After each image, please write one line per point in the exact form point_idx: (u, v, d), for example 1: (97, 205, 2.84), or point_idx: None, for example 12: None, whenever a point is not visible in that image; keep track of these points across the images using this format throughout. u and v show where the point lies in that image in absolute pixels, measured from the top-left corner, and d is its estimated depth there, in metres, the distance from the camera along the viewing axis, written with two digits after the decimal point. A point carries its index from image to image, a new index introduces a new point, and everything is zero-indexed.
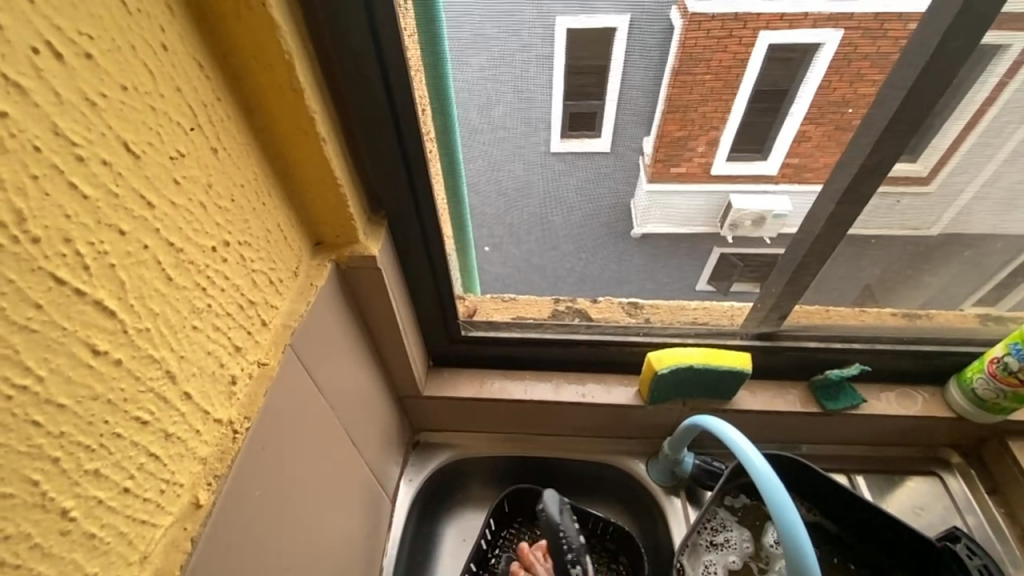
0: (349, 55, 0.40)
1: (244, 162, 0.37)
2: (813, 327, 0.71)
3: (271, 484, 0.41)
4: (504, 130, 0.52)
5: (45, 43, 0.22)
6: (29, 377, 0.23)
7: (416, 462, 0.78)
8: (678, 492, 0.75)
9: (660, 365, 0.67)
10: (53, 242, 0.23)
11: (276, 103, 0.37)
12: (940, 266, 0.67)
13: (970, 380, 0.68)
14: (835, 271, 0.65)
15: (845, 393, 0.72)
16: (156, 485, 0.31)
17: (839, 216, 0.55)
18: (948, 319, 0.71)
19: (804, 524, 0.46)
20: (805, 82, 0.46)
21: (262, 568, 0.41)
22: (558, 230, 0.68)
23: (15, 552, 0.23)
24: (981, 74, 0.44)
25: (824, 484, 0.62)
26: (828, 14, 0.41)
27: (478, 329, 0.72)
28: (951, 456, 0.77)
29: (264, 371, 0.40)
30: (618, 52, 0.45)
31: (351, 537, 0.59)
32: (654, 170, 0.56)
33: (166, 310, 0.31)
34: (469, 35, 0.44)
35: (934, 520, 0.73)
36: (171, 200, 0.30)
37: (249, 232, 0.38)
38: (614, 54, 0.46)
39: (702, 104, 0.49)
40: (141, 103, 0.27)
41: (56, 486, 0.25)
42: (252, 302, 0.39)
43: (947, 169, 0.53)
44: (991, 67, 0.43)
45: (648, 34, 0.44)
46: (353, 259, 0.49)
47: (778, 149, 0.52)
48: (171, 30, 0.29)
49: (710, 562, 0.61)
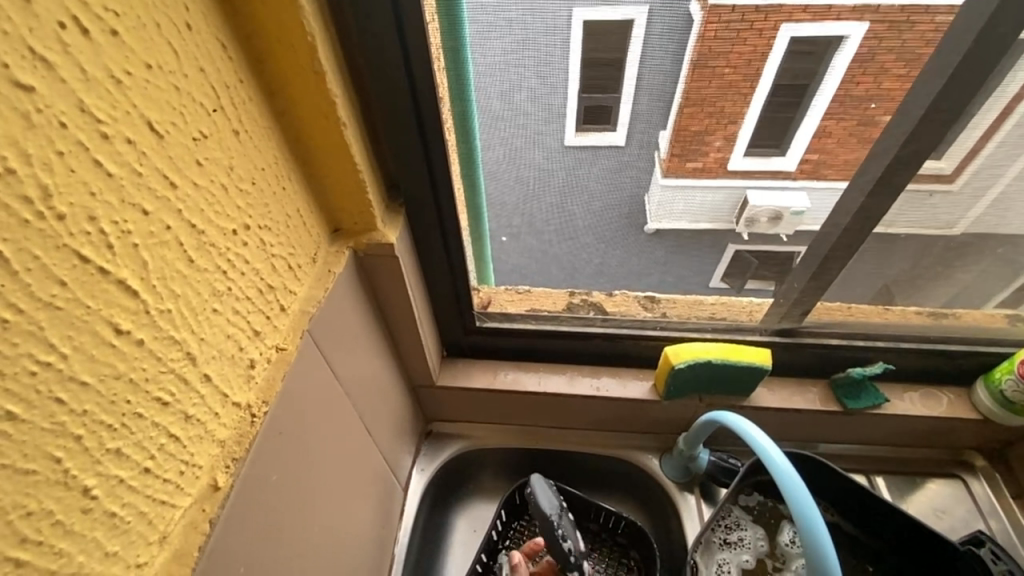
0: (370, 37, 0.39)
1: (265, 145, 0.37)
2: (835, 324, 0.69)
3: (288, 469, 0.41)
4: (524, 117, 0.50)
5: (71, 18, 0.22)
6: (53, 355, 0.23)
7: (429, 452, 0.78)
8: (692, 489, 0.74)
9: (677, 360, 0.66)
10: (78, 219, 0.23)
11: (298, 86, 0.37)
12: (972, 264, 0.64)
13: (998, 381, 0.67)
14: (861, 267, 0.63)
15: (868, 393, 0.71)
16: (176, 466, 0.31)
17: (869, 210, 0.53)
18: (977, 319, 0.69)
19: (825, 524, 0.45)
20: (831, 67, 0.44)
21: (279, 551, 0.41)
22: (577, 220, 0.64)
23: (37, 528, 0.23)
24: (1015, 66, 0.42)
25: (843, 483, 0.61)
26: (852, 6, 0.40)
27: (492, 320, 0.72)
28: (975, 459, 0.75)
29: (281, 356, 0.40)
30: (638, 34, 0.44)
31: (365, 525, 0.59)
32: (670, 165, 0.54)
33: (187, 292, 0.30)
34: (494, 17, 0.43)
35: (956, 524, 0.71)
36: (194, 182, 0.30)
37: (269, 216, 0.37)
38: (632, 36, 0.44)
39: (720, 96, 0.47)
40: (165, 82, 0.27)
41: (78, 463, 0.25)
42: (271, 287, 0.39)
43: (971, 168, 0.51)
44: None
45: (663, 22, 0.43)
46: (370, 246, 0.48)
47: (798, 143, 0.50)
48: (195, 9, 0.29)
49: (723, 561, 0.60)
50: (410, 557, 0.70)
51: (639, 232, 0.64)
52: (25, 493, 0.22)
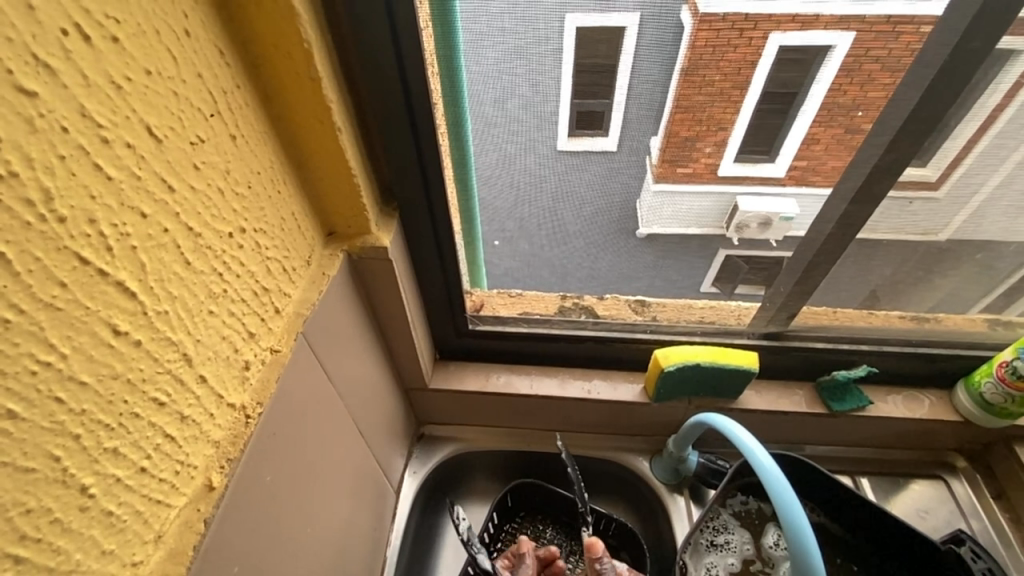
0: (366, 43, 0.40)
1: (261, 150, 0.37)
2: (820, 327, 0.71)
3: (282, 468, 0.41)
4: (517, 124, 0.51)
5: (74, 25, 0.23)
6: (53, 354, 0.23)
7: (420, 454, 0.78)
8: (681, 491, 0.75)
9: (667, 363, 0.67)
10: (79, 222, 0.24)
11: (295, 92, 0.37)
12: (952, 268, 0.65)
13: (978, 384, 0.69)
14: (844, 273, 0.65)
15: (852, 395, 0.72)
16: (172, 465, 0.31)
17: (851, 216, 0.55)
18: (957, 323, 0.71)
19: (811, 526, 0.46)
20: (817, 79, 0.46)
21: (272, 552, 0.41)
22: (569, 226, 0.65)
23: (36, 525, 0.24)
24: (993, 79, 0.44)
25: (826, 483, 0.62)
26: (839, 16, 0.41)
27: (485, 323, 0.73)
28: (957, 460, 0.77)
29: (276, 357, 0.40)
30: (628, 44, 0.45)
31: (357, 526, 0.59)
32: (660, 171, 0.55)
33: (184, 293, 0.31)
34: (486, 26, 0.44)
35: (938, 524, 0.73)
36: (191, 185, 0.30)
37: (264, 219, 0.38)
38: (624, 46, 0.45)
39: (709, 104, 0.48)
40: (165, 88, 0.28)
41: (76, 462, 0.25)
42: (266, 289, 0.39)
43: (954, 176, 0.53)
44: (1004, 72, 0.43)
45: (655, 31, 0.44)
46: (365, 250, 0.49)
47: (786, 151, 0.52)
48: (193, 16, 0.29)
49: (710, 564, 0.61)
50: (402, 560, 0.70)
51: (630, 236, 0.65)
52: (24, 491, 0.23)
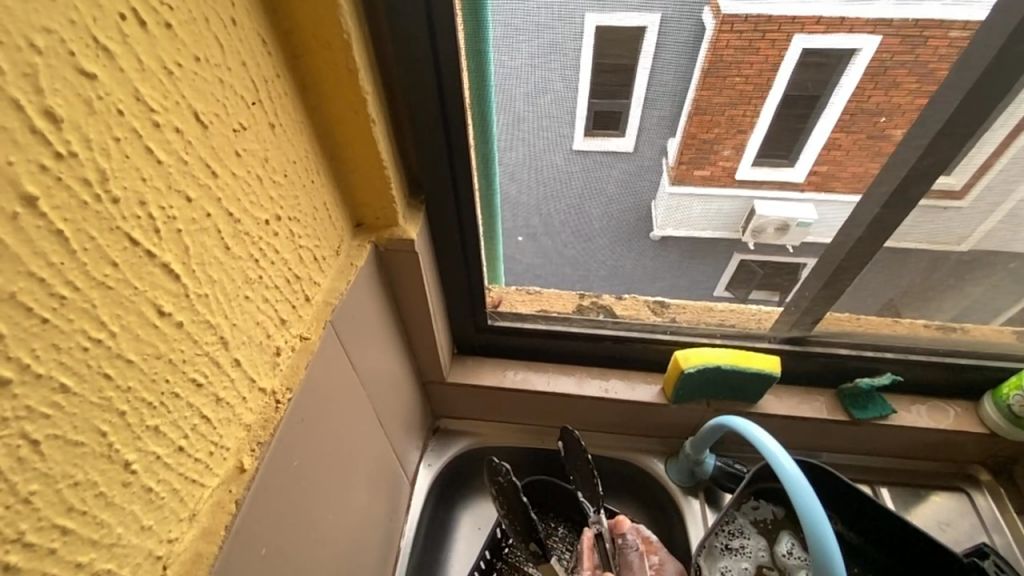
0: (403, 35, 0.40)
1: (297, 139, 0.38)
2: (844, 334, 0.70)
3: (309, 454, 0.42)
4: (548, 119, 0.51)
5: (131, 10, 0.23)
6: (103, 332, 0.24)
7: (435, 448, 0.79)
8: (696, 494, 0.74)
9: (687, 364, 0.67)
10: (130, 203, 0.24)
11: (332, 82, 0.38)
12: (983, 277, 0.64)
13: (1006, 396, 0.67)
14: (871, 279, 0.64)
15: (875, 403, 0.72)
16: (206, 446, 0.32)
17: (883, 221, 0.54)
18: (985, 333, 0.69)
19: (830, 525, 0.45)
20: (842, 81, 0.45)
21: (297, 537, 0.42)
22: (594, 223, 0.64)
23: (82, 498, 0.24)
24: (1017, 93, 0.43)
25: (838, 489, 0.62)
26: (866, 19, 0.41)
27: (503, 319, 0.73)
28: (980, 473, 0.75)
29: (305, 344, 0.41)
30: (648, 48, 0.45)
31: (373, 517, 0.60)
32: (678, 172, 0.55)
33: (222, 278, 0.31)
34: (521, 21, 0.44)
35: (960, 537, 0.71)
36: (232, 171, 0.31)
37: (298, 208, 0.38)
38: (643, 49, 0.45)
39: (730, 107, 0.48)
40: (211, 75, 0.28)
41: (121, 438, 0.26)
42: (298, 277, 0.40)
43: (980, 184, 0.52)
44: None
45: (675, 33, 0.44)
46: (391, 242, 0.49)
47: (806, 155, 0.51)
48: (239, 5, 0.30)
49: (725, 568, 0.60)
50: (415, 551, 0.71)
51: (644, 238, 0.65)
52: (73, 464, 0.23)
